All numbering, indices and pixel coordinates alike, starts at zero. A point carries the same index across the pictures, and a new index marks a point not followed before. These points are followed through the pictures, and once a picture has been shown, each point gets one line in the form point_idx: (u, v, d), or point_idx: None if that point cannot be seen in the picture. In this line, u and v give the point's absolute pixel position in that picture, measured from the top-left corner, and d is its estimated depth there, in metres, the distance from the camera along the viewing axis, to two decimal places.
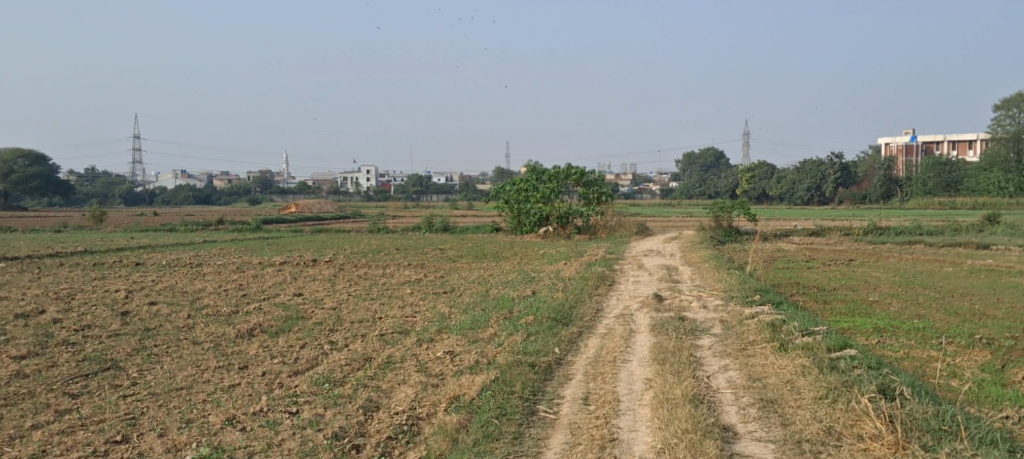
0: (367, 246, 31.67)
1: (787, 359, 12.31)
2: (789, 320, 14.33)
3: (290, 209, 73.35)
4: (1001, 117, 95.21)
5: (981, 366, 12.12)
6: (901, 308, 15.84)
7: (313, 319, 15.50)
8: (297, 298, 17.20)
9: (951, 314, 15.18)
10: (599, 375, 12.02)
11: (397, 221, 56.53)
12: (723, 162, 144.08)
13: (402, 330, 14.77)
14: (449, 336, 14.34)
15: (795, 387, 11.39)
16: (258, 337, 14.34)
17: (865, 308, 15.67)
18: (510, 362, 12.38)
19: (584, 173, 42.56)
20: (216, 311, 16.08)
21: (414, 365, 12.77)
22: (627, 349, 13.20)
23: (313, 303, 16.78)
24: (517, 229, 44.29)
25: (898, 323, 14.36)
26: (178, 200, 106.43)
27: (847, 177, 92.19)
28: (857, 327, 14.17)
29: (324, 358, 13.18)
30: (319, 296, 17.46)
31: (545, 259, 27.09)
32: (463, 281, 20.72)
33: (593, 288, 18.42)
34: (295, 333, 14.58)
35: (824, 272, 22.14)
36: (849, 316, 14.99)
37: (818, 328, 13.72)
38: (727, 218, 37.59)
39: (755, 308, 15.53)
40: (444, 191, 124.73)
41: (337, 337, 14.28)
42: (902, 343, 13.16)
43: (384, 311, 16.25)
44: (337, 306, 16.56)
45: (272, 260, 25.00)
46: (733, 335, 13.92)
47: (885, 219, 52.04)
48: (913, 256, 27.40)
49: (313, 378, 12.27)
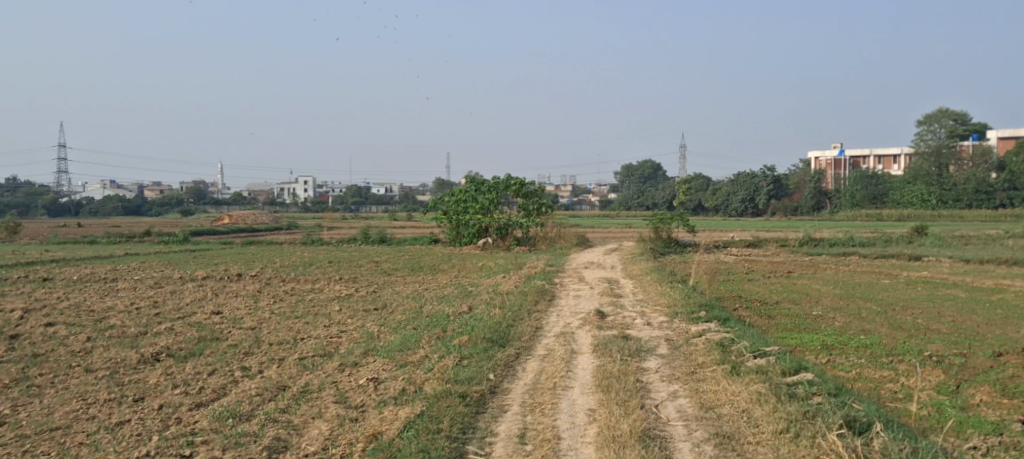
0: (297, 259, 30.51)
1: (741, 384, 11.73)
2: (738, 339, 13.81)
3: (223, 220, 71.43)
4: (925, 132, 97.94)
5: (936, 388, 11.73)
6: (846, 322, 15.43)
7: (228, 341, 14.46)
8: (213, 317, 16.11)
9: (897, 329, 14.83)
10: (537, 406, 11.26)
11: (332, 233, 55.19)
12: (660, 174, 145.44)
13: (326, 353, 13.83)
14: (375, 359, 13.46)
15: (754, 418, 10.76)
16: (163, 363, 13.26)
17: (811, 324, 15.25)
18: (439, 393, 11.54)
19: (524, 184, 42.02)
20: (121, 332, 14.92)
21: (333, 395, 11.85)
22: (567, 374, 12.47)
23: (232, 323, 15.70)
24: (456, 240, 43.46)
25: (845, 340, 13.94)
26: (105, 211, 103.14)
27: (779, 189, 93.63)
28: (806, 345, 13.70)
29: (232, 388, 12.18)
30: (240, 315, 16.37)
31: (483, 272, 26.39)
32: (396, 296, 19.84)
33: (532, 303, 17.69)
34: (206, 357, 13.54)
35: (766, 285, 21.78)
36: (796, 333, 14.51)
37: (770, 348, 13.22)
38: (666, 230, 37.32)
39: (701, 325, 14.96)
40: (382, 201, 123.35)
41: (251, 362, 13.28)
42: (852, 362, 12.73)
43: (308, 330, 15.28)
44: (256, 325, 15.51)
45: (194, 274, 23.73)
46: (679, 355, 13.34)
47: (818, 231, 52.63)
48: (850, 268, 27.35)
49: (216, 412, 11.26)
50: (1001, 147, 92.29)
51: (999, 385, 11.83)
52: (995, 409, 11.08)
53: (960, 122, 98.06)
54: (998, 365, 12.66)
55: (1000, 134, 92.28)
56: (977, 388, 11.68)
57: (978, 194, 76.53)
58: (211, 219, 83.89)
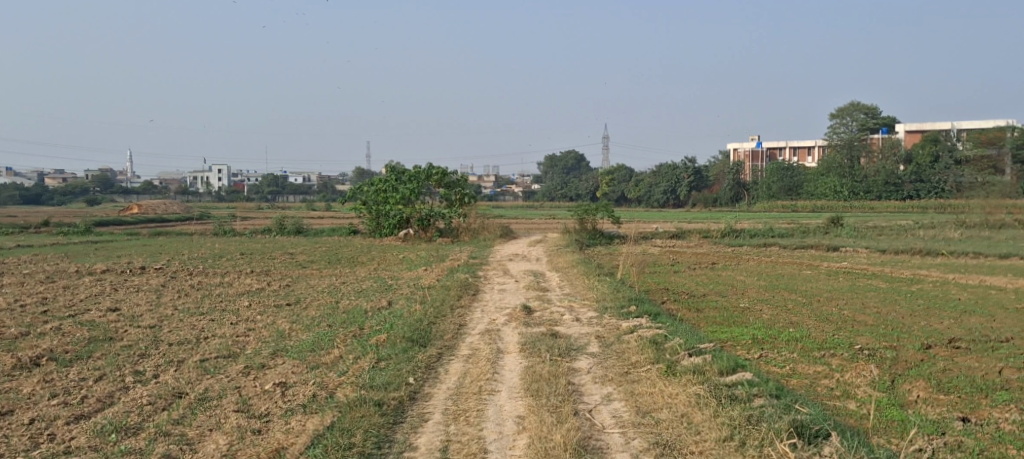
0: (207, 251, 29.18)
1: (678, 386, 11.38)
2: (671, 335, 13.49)
3: (132, 210, 68.67)
4: (837, 125, 100.47)
5: (872, 383, 11.62)
6: (774, 315, 15.28)
7: (122, 342, 13.45)
8: (107, 315, 15.03)
9: (824, 321, 14.76)
10: (461, 414, 10.66)
11: (246, 223, 53.40)
12: (582, 165, 146.31)
13: (231, 354, 12.97)
14: (286, 361, 12.67)
15: (693, 424, 10.36)
16: (43, 368, 12.20)
17: (740, 317, 15.04)
18: (353, 401, 10.82)
19: (446, 174, 41.27)
20: (0, 334, 13.73)
21: (235, 403, 11.03)
22: (494, 377, 11.92)
23: (128, 322, 14.63)
24: (376, 231, 42.48)
25: (776, 334, 13.77)
26: (4, 200, 98.32)
27: (700, 181, 94.82)
28: (737, 340, 13.46)
29: (120, 396, 11.24)
30: (138, 312, 15.31)
31: (405, 265, 25.66)
32: (311, 290, 18.98)
33: (455, 298, 17.07)
34: (94, 361, 12.54)
35: (691, 277, 21.61)
36: (726, 326, 14.27)
37: (704, 345, 12.93)
38: (591, 221, 37.13)
39: (631, 321, 14.60)
40: (302, 191, 120.73)
41: (146, 366, 12.33)
42: (785, 358, 12.57)
43: (213, 329, 14.36)
44: (156, 324, 14.49)
45: (92, 268, 22.34)
46: (611, 354, 12.93)
47: (738, 221, 53.29)
48: (771, 259, 27.52)
49: (96, 426, 10.31)
50: (908, 140, 95.51)
51: (933, 380, 11.77)
52: (932, 405, 10.99)
53: (870, 116, 101.07)
54: (927, 358, 12.65)
55: (907, 127, 95.41)
56: (913, 383, 11.61)
57: (888, 186, 79.01)
58: (119, 208, 80.64)
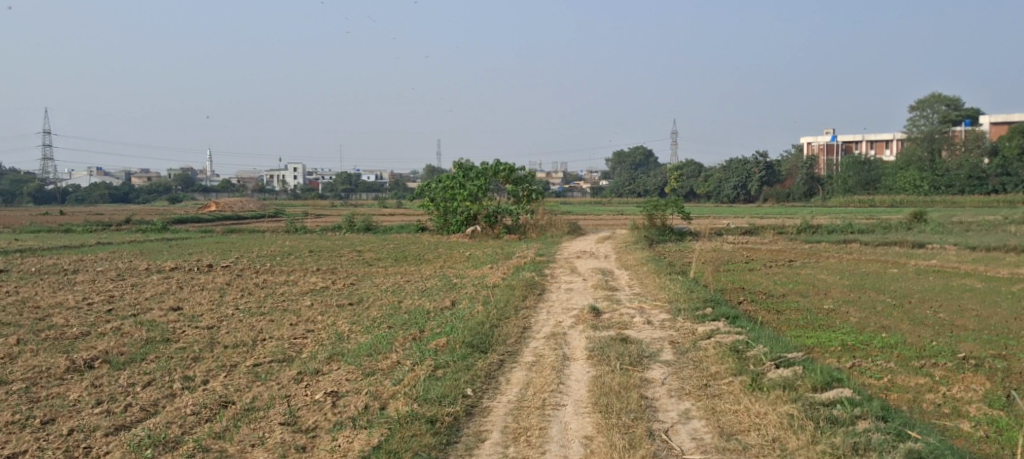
0: (276, 248, 29.20)
1: (766, 405, 10.55)
2: (754, 342, 12.64)
3: (209, 208, 69.89)
4: (917, 117, 96.87)
5: (987, 400, 10.73)
6: (862, 317, 14.27)
7: (178, 343, 13.21)
8: (168, 315, 14.86)
9: (920, 325, 13.72)
10: (522, 434, 10.02)
11: (316, 220, 53.69)
12: (652, 160, 144.45)
13: (286, 358, 12.61)
14: (341, 366, 12.24)
15: (787, 452, 9.52)
16: (95, 372, 12.00)
17: (826, 319, 14.07)
18: (409, 416, 10.29)
19: (513, 170, 40.77)
20: (59, 333, 13.64)
21: (281, 415, 10.62)
22: (559, 388, 11.27)
23: (187, 322, 14.42)
24: (444, 228, 42.16)
25: (869, 339, 12.85)
26: (92, 199, 101.57)
27: (772, 175, 92.31)
28: (826, 347, 12.56)
29: (165, 405, 10.94)
30: (199, 312, 15.11)
31: (470, 263, 25.16)
32: (374, 289, 18.59)
33: (519, 298, 16.44)
34: (147, 365, 12.30)
35: (769, 276, 20.56)
36: (812, 331, 13.35)
37: (791, 354, 12.06)
38: (661, 217, 36.16)
39: (708, 325, 13.77)
40: (373, 189, 121.73)
41: (197, 371, 12.05)
42: (881, 368, 11.69)
43: (271, 330, 14.04)
44: (214, 324, 14.24)
45: (161, 266, 22.42)
46: (688, 363, 12.16)
47: (815, 217, 51.46)
48: (852, 256, 26.21)
49: (132, 439, 10.00)
50: (993, 132, 91.57)
51: None
52: None
53: (953, 108, 97.14)
54: None
55: (993, 119, 91.46)
56: None
57: (970, 180, 75.42)
58: (197, 206, 82.39)
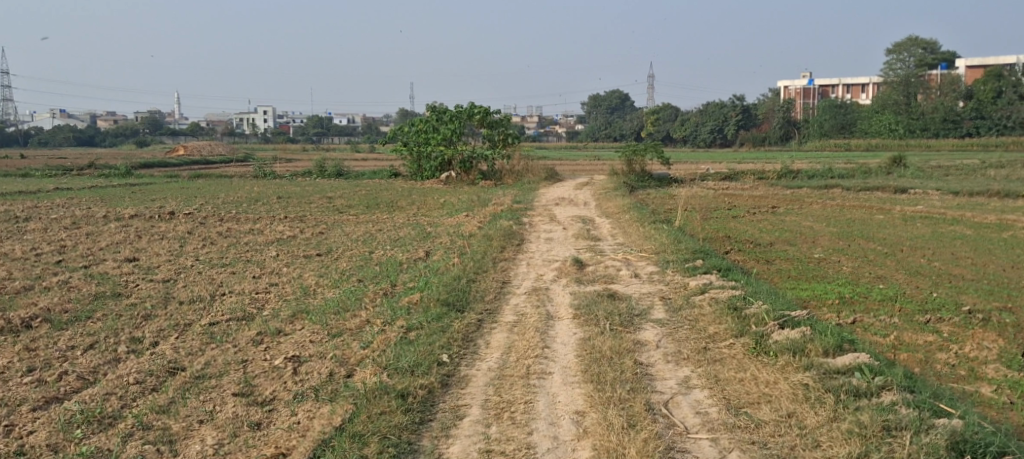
0: (244, 195, 28.20)
1: (774, 374, 10.02)
2: (752, 298, 12.12)
3: (178, 152, 68.29)
4: (893, 61, 96.42)
5: (1003, 360, 10.37)
6: (855, 267, 13.83)
7: (131, 299, 12.50)
8: (123, 266, 14.10)
9: (916, 275, 13.31)
10: (506, 409, 9.42)
11: (286, 166, 52.38)
12: (628, 104, 143.25)
13: (245, 317, 11.95)
14: (308, 327, 11.57)
15: (806, 431, 8.97)
16: (34, 333, 11.27)
17: (819, 270, 13.59)
18: (385, 388, 9.65)
19: (489, 113, 39.82)
20: (1, 288, 12.84)
21: (236, 385, 9.96)
22: (545, 353, 10.68)
23: (141, 274, 13.67)
24: (417, 174, 41.22)
25: (871, 292, 12.45)
26: (57, 142, 99.16)
27: (748, 119, 92.01)
28: (824, 302, 12.10)
29: (106, 373, 10.25)
30: (156, 263, 14.35)
31: (446, 210, 24.41)
32: (345, 239, 17.84)
33: (497, 249, 15.75)
34: (93, 324, 11.58)
35: (753, 223, 19.97)
36: (808, 283, 12.88)
37: (791, 312, 11.55)
38: (640, 162, 35.46)
39: (700, 278, 13.24)
40: (347, 133, 119.89)
41: (147, 332, 11.35)
42: (886, 324, 11.31)
43: (233, 283, 13.34)
44: (170, 277, 13.51)
45: (122, 213, 21.47)
46: (681, 323, 11.62)
47: (795, 162, 51.04)
48: (835, 202, 25.67)
49: (63, 415, 9.30)
50: (969, 76, 91.35)
51: None
52: None
53: (929, 51, 96.62)
54: None
55: (969, 62, 91.14)
56: None
57: (946, 123, 75.45)
58: (165, 151, 80.52)
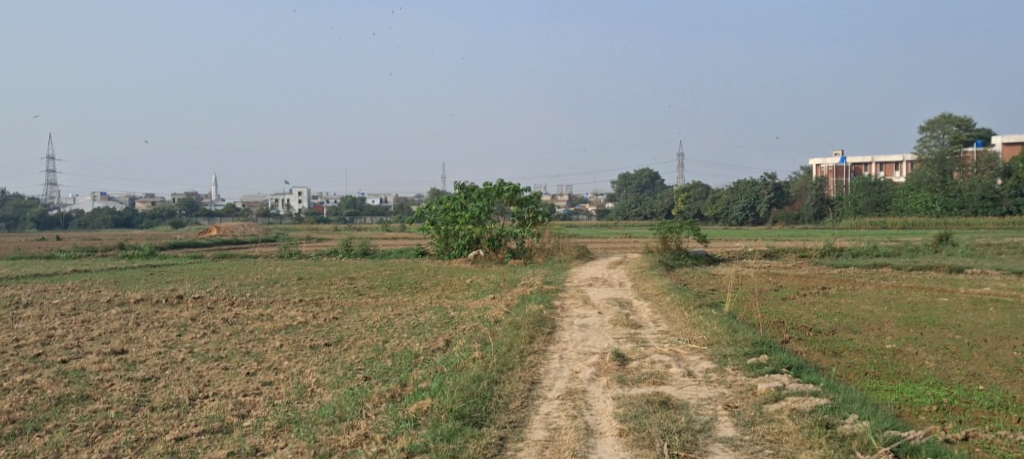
0: (262, 276, 27.00)
1: None
2: (847, 412, 10.39)
3: (210, 232, 68.00)
4: (927, 138, 94.94)
5: None
6: (943, 363, 12.23)
7: (97, 405, 11.20)
8: (106, 362, 12.91)
9: (1015, 374, 11.75)
10: None
11: (312, 245, 51.49)
12: (658, 183, 142.38)
13: (222, 428, 10.59)
14: (311, 446, 10.01)
15: None
16: None
17: (898, 366, 12.06)
18: None
19: (518, 191, 38.46)
20: None
21: None
22: None
23: (119, 372, 12.46)
24: (445, 253, 40.10)
25: (971, 398, 10.88)
26: (96, 224, 99.99)
27: (779, 197, 90.64)
28: (927, 414, 10.44)
29: None
30: (143, 357, 13.17)
31: (472, 291, 23.00)
32: (359, 325, 16.42)
33: (526, 340, 14.21)
34: (40, 440, 10.21)
35: (806, 306, 18.31)
36: (900, 387, 11.25)
37: (902, 432, 9.81)
38: (675, 239, 33.93)
39: (770, 382, 11.62)
40: (379, 213, 119.76)
41: (98, 450, 9.96)
42: (1009, 443, 9.66)
43: (220, 383, 12.05)
44: (151, 376, 12.28)
45: (128, 297, 20.28)
46: (756, 446, 9.86)
47: (836, 239, 49.26)
48: (889, 283, 23.96)
49: None
50: (1007, 153, 89.44)
51: None
52: None
53: (963, 128, 94.99)
54: None
55: (1006, 140, 89.37)
56: None
57: (984, 201, 73.39)
58: (198, 231, 80.41)
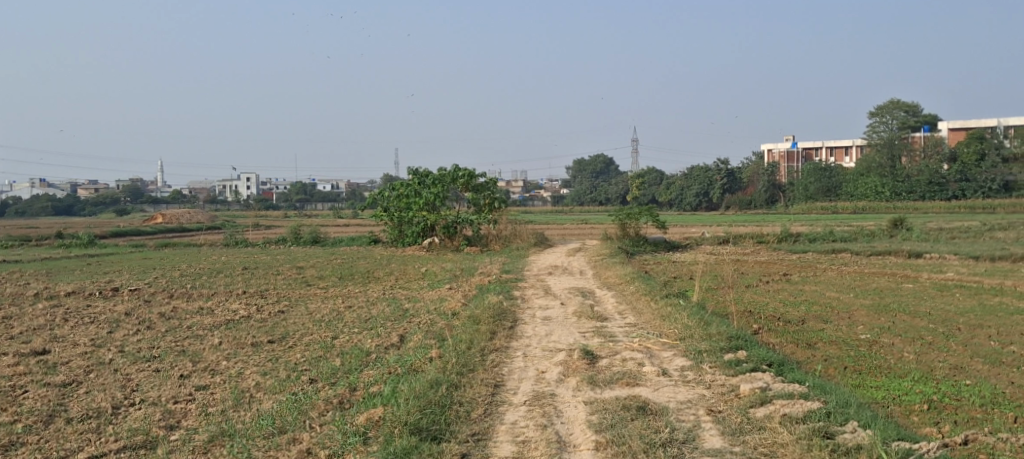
0: (205, 266, 25.88)
1: None
2: (851, 419, 9.93)
3: (155, 219, 66.13)
4: (876, 124, 95.94)
5: None
6: (924, 356, 12.10)
7: (8, 416, 10.50)
8: (23, 366, 12.26)
9: (999, 366, 11.65)
10: None
11: (261, 233, 50.06)
12: (612, 168, 142.59)
13: (146, 444, 9.87)
14: None
15: None
16: None
17: (878, 360, 12.02)
18: None
19: (473, 176, 37.74)
20: None
21: None
22: None
23: (36, 377, 11.82)
24: (399, 241, 39.21)
25: (959, 394, 10.74)
26: (35, 212, 96.87)
27: (732, 183, 91.11)
28: (926, 418, 10.11)
29: None
30: (66, 359, 12.60)
31: (428, 281, 22.25)
32: (307, 319, 15.64)
33: (487, 335, 13.55)
34: None
35: (772, 294, 17.90)
36: (891, 387, 10.98)
37: (913, 443, 9.30)
38: (634, 226, 33.52)
39: (755, 382, 11.18)
40: (330, 199, 117.87)
41: None
42: (1014, 446, 9.32)
43: (147, 389, 11.43)
44: (71, 381, 11.67)
45: (59, 290, 19.19)
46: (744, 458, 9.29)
47: (792, 225, 49.18)
48: (851, 268, 23.68)
49: None
50: (952, 139, 90.85)
51: None
52: None
53: (911, 114, 96.17)
54: None
55: (951, 125, 90.73)
56: None
57: (932, 186, 74.48)
58: (143, 218, 78.26)
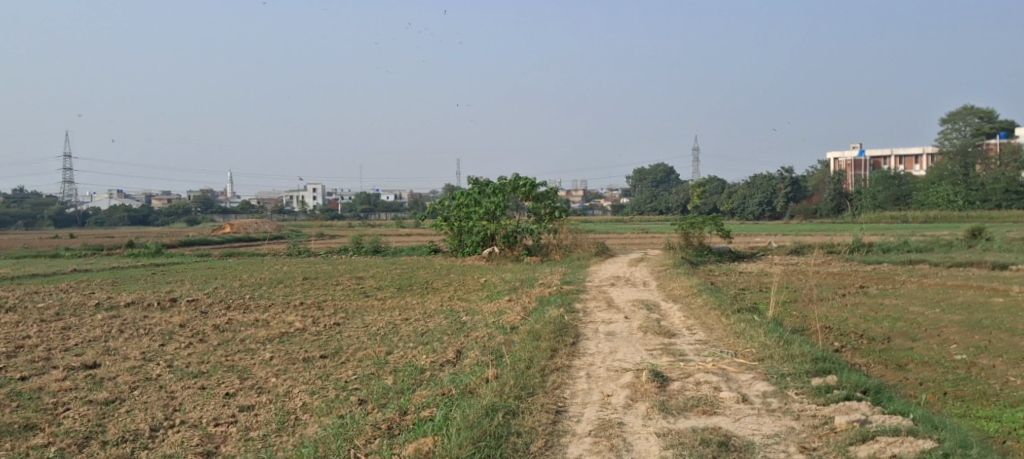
0: (266, 276, 25.71)
1: None
2: None
3: (223, 229, 67.07)
4: (948, 131, 92.86)
5: None
6: None
7: (44, 437, 10.21)
8: (69, 382, 12.02)
9: None
10: None
11: (324, 242, 50.18)
12: (674, 177, 140.72)
13: None
14: None
15: None
16: None
17: (981, 385, 11.40)
18: None
19: (534, 186, 37.27)
20: None
21: None
22: None
23: (79, 394, 11.58)
24: (459, 250, 38.75)
25: None
26: (111, 221, 99.41)
27: (798, 191, 88.80)
28: None
29: None
30: (113, 374, 12.34)
31: (487, 292, 21.63)
32: (362, 332, 15.13)
33: (549, 353, 12.86)
34: None
35: (850, 308, 16.84)
36: (1009, 426, 10.15)
37: None
38: (698, 235, 32.49)
39: (852, 414, 10.33)
40: (392, 209, 118.36)
41: None
42: None
43: (188, 409, 11.04)
44: (113, 399, 11.38)
45: (120, 300, 19.10)
46: None
47: (864, 235, 47.42)
48: (931, 281, 22.39)
49: None
50: None
51: None
52: None
53: (986, 120, 92.67)
54: None
55: None
56: None
57: (1008, 194, 71.23)
58: (212, 229, 79.49)
